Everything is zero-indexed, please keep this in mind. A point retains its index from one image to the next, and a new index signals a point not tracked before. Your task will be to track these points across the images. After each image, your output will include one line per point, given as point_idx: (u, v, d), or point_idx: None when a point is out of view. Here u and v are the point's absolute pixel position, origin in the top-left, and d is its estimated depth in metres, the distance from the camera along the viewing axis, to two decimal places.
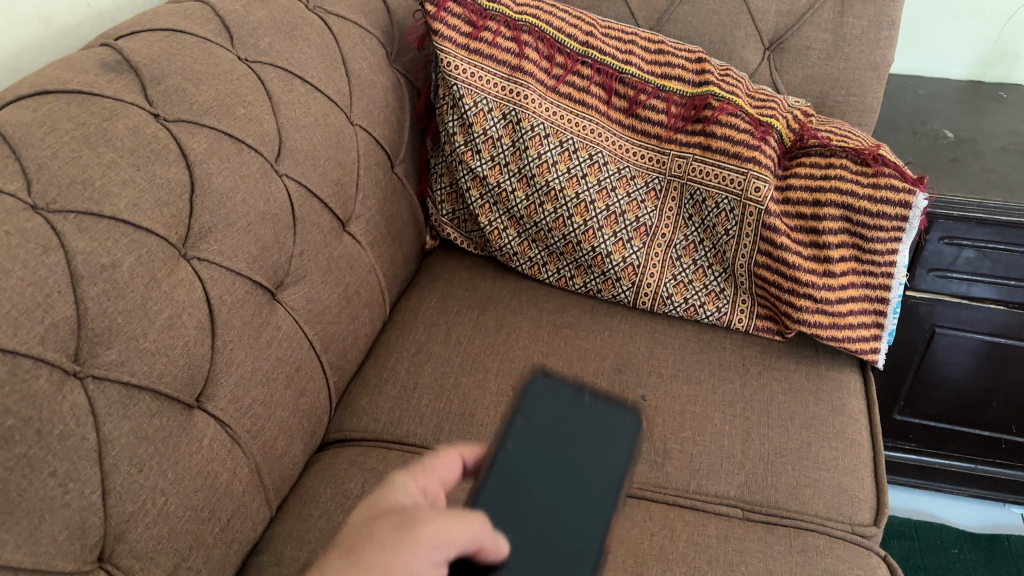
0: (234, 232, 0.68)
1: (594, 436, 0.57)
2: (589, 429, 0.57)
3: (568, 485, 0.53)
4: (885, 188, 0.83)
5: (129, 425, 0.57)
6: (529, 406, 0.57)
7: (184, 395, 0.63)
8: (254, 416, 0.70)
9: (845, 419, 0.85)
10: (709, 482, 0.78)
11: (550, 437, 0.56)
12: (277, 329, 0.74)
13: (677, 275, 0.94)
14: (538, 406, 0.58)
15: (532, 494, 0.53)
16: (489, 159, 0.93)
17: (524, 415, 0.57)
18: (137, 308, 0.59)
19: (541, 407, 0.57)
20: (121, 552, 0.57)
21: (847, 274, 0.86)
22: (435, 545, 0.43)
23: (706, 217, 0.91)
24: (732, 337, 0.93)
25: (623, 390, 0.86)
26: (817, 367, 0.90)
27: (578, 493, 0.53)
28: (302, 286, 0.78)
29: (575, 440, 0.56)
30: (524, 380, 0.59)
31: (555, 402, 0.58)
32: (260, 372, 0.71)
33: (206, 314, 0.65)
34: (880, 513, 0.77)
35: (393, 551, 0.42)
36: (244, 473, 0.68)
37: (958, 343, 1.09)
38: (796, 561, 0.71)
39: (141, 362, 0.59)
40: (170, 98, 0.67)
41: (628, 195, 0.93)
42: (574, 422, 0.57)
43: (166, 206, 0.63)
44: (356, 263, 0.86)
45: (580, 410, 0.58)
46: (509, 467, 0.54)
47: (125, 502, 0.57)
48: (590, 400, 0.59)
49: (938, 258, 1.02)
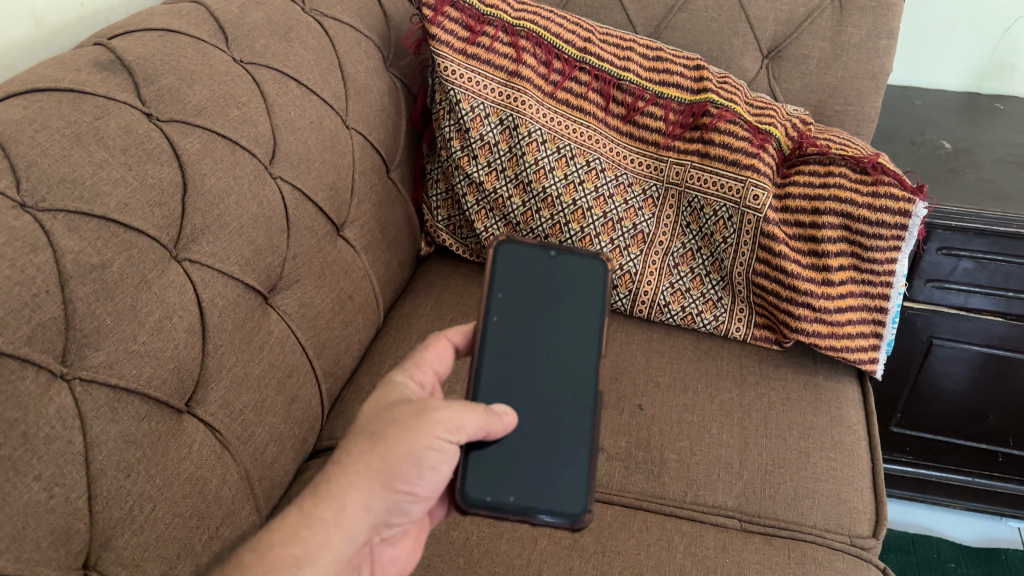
0: (227, 234, 0.67)
1: (560, 289, 0.64)
2: (554, 284, 0.64)
3: (554, 346, 0.61)
4: (884, 197, 0.82)
5: (117, 429, 0.56)
6: (499, 281, 0.63)
7: (174, 399, 0.62)
8: (245, 422, 0.69)
9: (844, 429, 0.84)
10: (706, 492, 0.77)
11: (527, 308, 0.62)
12: (269, 333, 0.73)
13: (674, 283, 0.93)
14: (506, 280, 0.63)
15: (520, 364, 0.60)
16: (485, 165, 0.92)
17: (499, 289, 0.63)
18: (127, 309, 0.58)
19: (512, 278, 0.63)
20: (107, 559, 0.55)
21: (845, 283, 0.86)
22: (444, 427, 0.51)
23: (704, 224, 0.90)
24: (729, 346, 0.92)
25: (619, 399, 0.85)
26: (815, 377, 0.89)
27: (563, 354, 0.61)
28: (295, 291, 0.77)
29: (547, 303, 0.63)
30: (491, 247, 0.64)
31: (519, 265, 0.64)
32: (252, 376, 0.70)
33: (197, 317, 0.64)
34: (879, 525, 0.76)
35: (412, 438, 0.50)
36: (233, 480, 0.67)
37: (956, 354, 1.08)
38: (794, 573, 0.70)
39: (130, 365, 0.58)
40: (163, 97, 0.66)
41: (626, 202, 0.92)
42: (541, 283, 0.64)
43: (157, 206, 0.62)
44: (350, 268, 0.85)
45: (542, 262, 0.65)
46: (500, 341, 0.60)
47: (112, 507, 0.55)
48: (555, 256, 0.65)
49: (936, 269, 1.01)
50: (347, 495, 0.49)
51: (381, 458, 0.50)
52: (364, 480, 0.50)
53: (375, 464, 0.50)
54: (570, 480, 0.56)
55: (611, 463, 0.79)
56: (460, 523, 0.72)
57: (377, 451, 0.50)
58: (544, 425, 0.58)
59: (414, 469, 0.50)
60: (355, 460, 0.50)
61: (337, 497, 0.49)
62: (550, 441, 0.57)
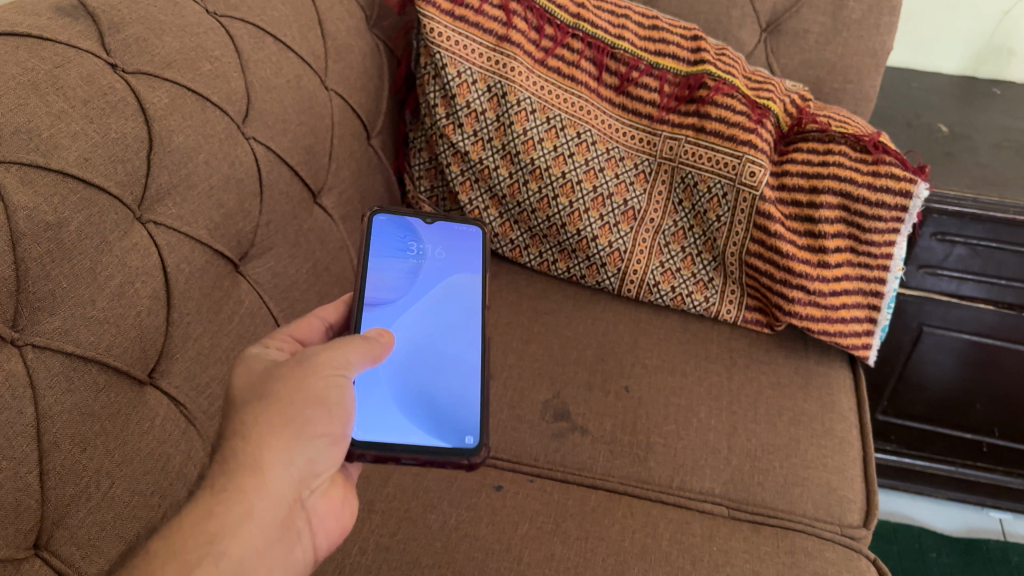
0: (195, 196, 0.63)
1: (438, 257, 0.72)
2: (432, 253, 0.72)
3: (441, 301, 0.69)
4: (885, 176, 0.79)
5: (72, 399, 0.52)
6: (376, 249, 0.69)
7: (136, 369, 0.58)
8: (211, 396, 0.65)
9: (835, 416, 0.81)
10: (693, 478, 0.74)
11: (408, 274, 0.69)
12: (239, 303, 0.69)
13: (664, 262, 0.90)
14: (383, 248, 0.70)
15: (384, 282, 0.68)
16: (471, 134, 0.88)
17: (376, 255, 0.69)
18: (85, 272, 0.54)
19: (387, 244, 0.69)
20: (60, 538, 0.51)
21: (841, 266, 0.83)
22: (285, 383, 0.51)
23: (698, 201, 0.87)
24: (719, 328, 0.90)
25: (605, 380, 0.82)
26: (806, 362, 0.86)
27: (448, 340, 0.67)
28: (266, 259, 0.73)
29: (426, 270, 0.70)
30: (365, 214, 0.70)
31: (394, 232, 0.71)
32: (220, 348, 0.66)
33: (162, 283, 0.60)
34: (869, 514, 0.74)
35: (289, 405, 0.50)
36: (198, 457, 0.63)
37: (945, 342, 1.06)
38: (784, 562, 0.68)
39: (88, 331, 0.54)
40: (130, 48, 0.62)
41: (617, 177, 0.88)
42: (419, 254, 0.71)
43: (120, 162, 0.57)
44: (327, 237, 0.82)
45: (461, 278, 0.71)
46: (381, 300, 0.67)
47: (66, 484, 0.51)
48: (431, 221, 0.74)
49: (930, 254, 0.99)
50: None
51: (255, 479, 0.48)
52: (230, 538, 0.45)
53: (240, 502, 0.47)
54: (467, 412, 0.62)
55: (596, 446, 0.76)
56: (437, 507, 0.69)
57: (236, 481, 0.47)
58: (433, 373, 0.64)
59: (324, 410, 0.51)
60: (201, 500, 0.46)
61: (194, 560, 0.44)
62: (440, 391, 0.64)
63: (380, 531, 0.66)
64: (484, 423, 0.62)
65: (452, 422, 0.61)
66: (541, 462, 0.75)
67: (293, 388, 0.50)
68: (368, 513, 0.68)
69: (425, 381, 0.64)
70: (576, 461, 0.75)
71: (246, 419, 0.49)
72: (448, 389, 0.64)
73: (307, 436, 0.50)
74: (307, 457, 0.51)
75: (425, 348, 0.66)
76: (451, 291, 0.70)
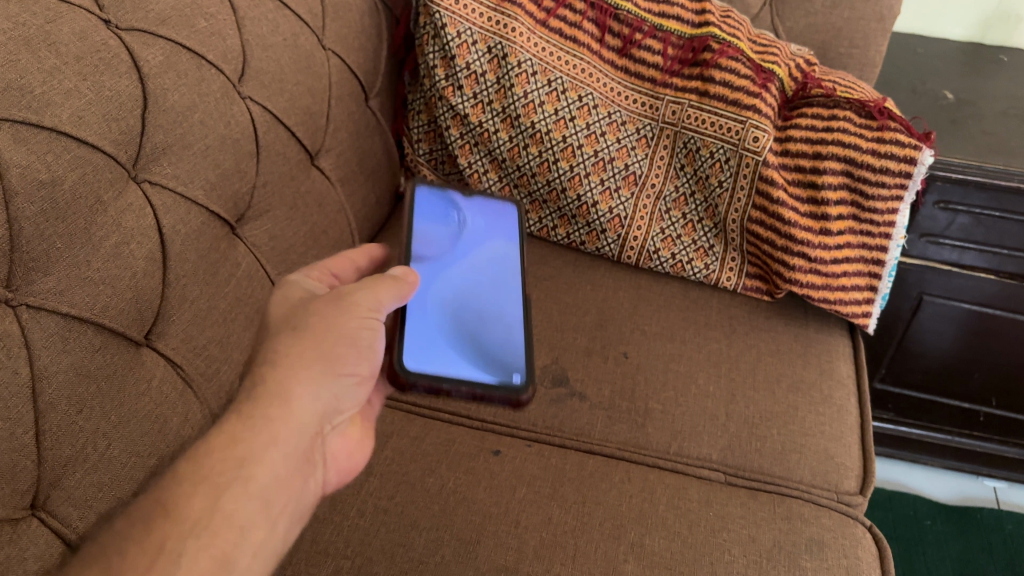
0: (190, 155, 0.63)
1: (478, 225, 0.72)
2: (471, 222, 0.72)
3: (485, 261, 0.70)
4: (890, 143, 0.78)
5: (68, 360, 0.52)
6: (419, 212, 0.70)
7: (132, 330, 0.57)
8: (208, 358, 0.65)
9: (834, 383, 0.81)
10: (691, 444, 0.74)
11: (452, 236, 0.70)
12: (236, 266, 0.68)
13: (665, 229, 0.89)
14: (426, 211, 0.70)
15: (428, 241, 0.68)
16: (471, 96, 0.86)
17: (419, 219, 0.69)
18: (79, 232, 0.53)
19: (430, 210, 0.70)
20: (57, 499, 0.51)
21: (844, 233, 0.82)
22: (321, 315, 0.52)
23: (699, 166, 0.86)
24: (719, 296, 0.89)
25: (604, 346, 0.82)
26: (806, 329, 0.86)
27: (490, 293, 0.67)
28: (264, 221, 0.72)
29: (468, 237, 0.71)
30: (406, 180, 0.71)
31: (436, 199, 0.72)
32: (217, 310, 0.66)
33: (157, 244, 0.59)
34: (866, 481, 0.74)
35: (321, 336, 0.51)
36: (196, 419, 0.63)
37: (945, 311, 1.06)
38: (781, 528, 0.68)
39: (83, 292, 0.53)
40: (123, 4, 0.60)
41: (618, 141, 0.87)
42: (460, 220, 0.72)
43: (115, 121, 0.56)
44: (325, 200, 0.81)
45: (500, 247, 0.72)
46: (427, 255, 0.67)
47: (63, 445, 0.51)
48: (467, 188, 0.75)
49: (932, 223, 0.99)
50: (202, 501, 0.44)
51: (286, 407, 0.49)
52: (261, 465, 0.47)
53: (272, 428, 0.48)
54: (514, 356, 0.62)
55: (594, 412, 0.76)
56: (435, 471, 0.69)
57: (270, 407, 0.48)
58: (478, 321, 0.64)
59: (351, 346, 0.52)
60: (232, 423, 0.47)
61: (223, 483, 0.45)
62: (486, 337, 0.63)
63: (378, 494, 0.66)
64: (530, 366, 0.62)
65: (500, 363, 0.61)
66: (539, 427, 0.75)
67: (326, 317, 0.51)
68: (367, 476, 0.68)
69: (473, 326, 0.64)
70: (574, 427, 0.75)
71: (277, 350, 0.50)
72: (495, 336, 0.64)
73: (333, 367, 0.51)
74: (332, 390, 0.52)
75: (470, 296, 0.66)
76: (492, 255, 0.71)
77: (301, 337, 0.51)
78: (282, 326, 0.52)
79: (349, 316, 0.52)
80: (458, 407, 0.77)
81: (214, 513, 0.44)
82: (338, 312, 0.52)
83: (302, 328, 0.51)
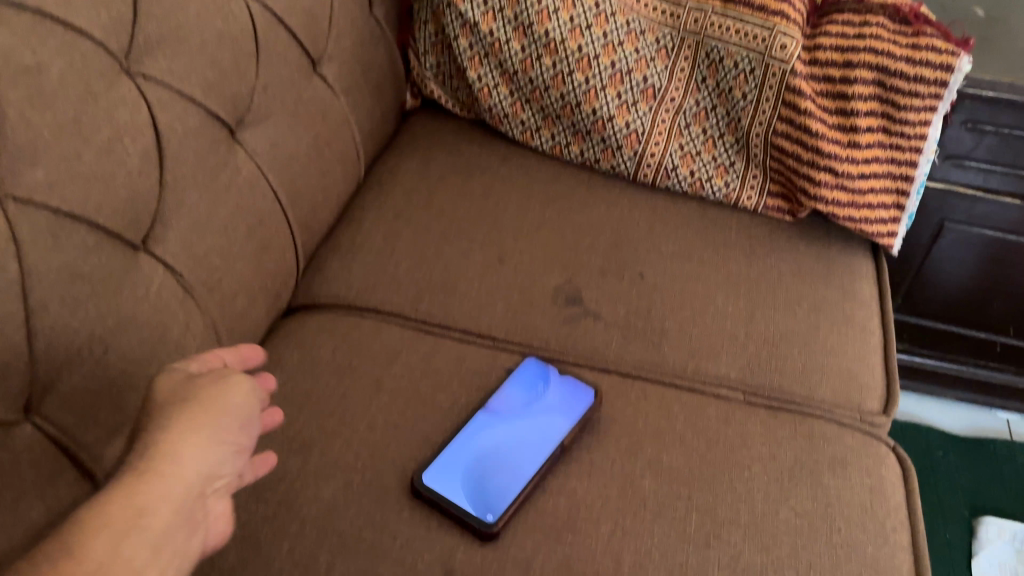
0: (187, 51, 0.59)
1: None
2: None
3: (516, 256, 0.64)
4: (925, 50, 0.75)
5: (60, 259, 0.49)
6: None
7: (128, 233, 0.54)
8: (210, 267, 0.62)
9: (856, 304, 0.78)
10: (708, 363, 0.72)
11: None
12: (237, 173, 0.65)
13: (684, 145, 0.86)
14: None
15: None
16: (482, 3, 0.84)
17: None
18: (69, 123, 0.50)
19: None
20: (52, 404, 0.49)
21: (873, 148, 0.79)
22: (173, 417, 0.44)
23: (722, 78, 0.83)
24: (739, 216, 0.86)
25: (619, 266, 0.79)
26: (828, 250, 0.83)
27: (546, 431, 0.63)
28: (265, 128, 0.69)
29: None
30: None
31: None
32: (217, 218, 0.62)
33: (153, 143, 0.56)
34: (889, 403, 0.72)
35: (191, 425, 0.43)
36: (198, 330, 0.60)
37: (966, 238, 1.03)
38: (802, 447, 0.65)
39: (75, 187, 0.50)
40: None
41: (637, 52, 0.84)
42: None
43: (105, 7, 0.52)
44: (328, 110, 0.77)
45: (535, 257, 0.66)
46: None
47: (57, 348, 0.49)
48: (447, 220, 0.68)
49: (957, 145, 0.95)
50: (95, 550, 0.36)
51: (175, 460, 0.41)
52: (165, 509, 0.40)
53: (168, 475, 0.40)
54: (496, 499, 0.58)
55: (609, 331, 0.74)
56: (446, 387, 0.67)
57: (148, 463, 0.40)
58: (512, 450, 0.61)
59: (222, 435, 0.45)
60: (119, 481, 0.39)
61: (124, 528, 0.37)
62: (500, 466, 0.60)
63: (388, 410, 0.64)
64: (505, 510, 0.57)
65: (484, 498, 0.58)
66: (552, 346, 0.72)
67: (199, 398, 0.45)
68: (376, 392, 0.65)
69: (487, 468, 0.60)
70: (589, 346, 0.72)
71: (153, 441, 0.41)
72: (502, 483, 0.59)
73: (222, 443, 0.44)
74: (217, 458, 0.44)
75: (505, 445, 0.62)
76: None
77: (167, 420, 0.43)
78: (162, 401, 0.45)
79: (206, 411, 0.44)
80: (469, 325, 0.74)
81: (116, 556, 0.36)
82: (184, 420, 0.43)
83: (184, 400, 0.45)
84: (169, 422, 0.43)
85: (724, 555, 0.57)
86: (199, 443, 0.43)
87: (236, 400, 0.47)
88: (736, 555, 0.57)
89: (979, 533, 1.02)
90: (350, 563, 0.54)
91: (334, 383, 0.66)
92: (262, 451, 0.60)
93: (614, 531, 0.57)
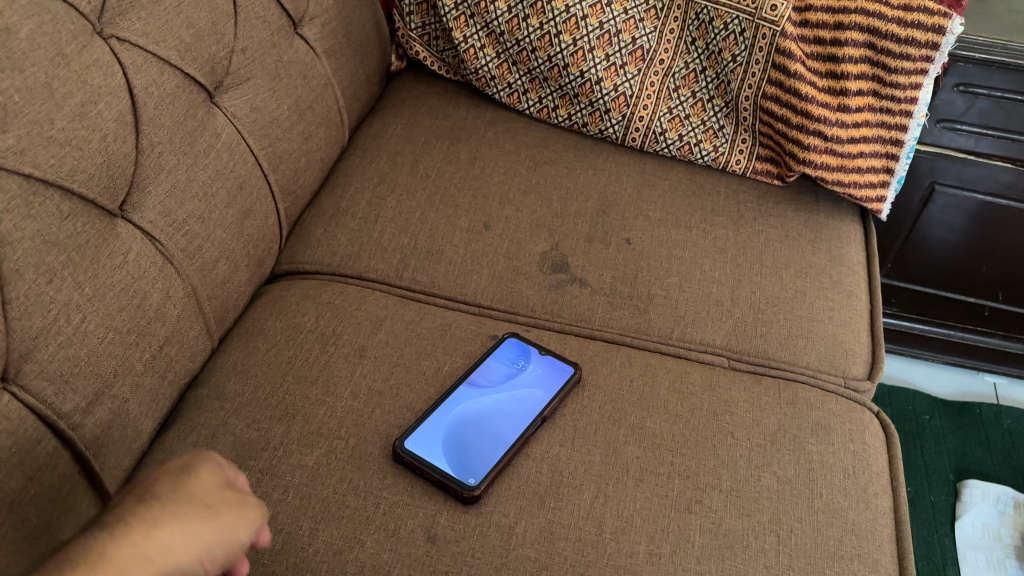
0: (161, 11, 0.58)
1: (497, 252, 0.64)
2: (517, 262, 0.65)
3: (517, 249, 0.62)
4: (917, 11, 0.73)
5: (33, 226, 0.48)
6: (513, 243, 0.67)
7: (104, 199, 0.53)
8: (190, 234, 0.61)
9: (843, 269, 0.78)
10: (693, 329, 0.72)
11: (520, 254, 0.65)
12: (215, 137, 0.64)
13: (673, 108, 0.85)
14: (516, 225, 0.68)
15: None
16: None
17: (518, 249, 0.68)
18: (40, 86, 0.49)
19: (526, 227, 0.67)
20: (29, 373, 0.48)
21: (862, 111, 0.78)
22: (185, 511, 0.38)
23: (712, 40, 0.82)
24: (727, 180, 0.85)
25: (606, 232, 0.78)
26: (817, 216, 0.82)
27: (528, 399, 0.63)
28: (245, 91, 0.68)
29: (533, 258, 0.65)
30: None
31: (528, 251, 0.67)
32: (196, 184, 0.61)
33: (129, 107, 0.55)
34: (874, 368, 0.72)
35: (195, 535, 0.37)
36: (179, 297, 0.60)
37: (956, 202, 1.02)
38: (785, 413, 0.65)
39: (48, 153, 0.49)
40: None
41: (625, 12, 0.83)
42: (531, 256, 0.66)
43: None
44: (309, 72, 0.76)
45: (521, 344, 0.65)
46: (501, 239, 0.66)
47: (33, 316, 0.48)
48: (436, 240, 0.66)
49: (949, 108, 0.94)
50: None
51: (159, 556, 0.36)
52: None
53: (150, 566, 0.35)
54: (479, 463, 0.58)
55: (595, 298, 0.73)
56: (430, 354, 0.66)
57: (143, 544, 0.35)
58: (494, 419, 0.62)
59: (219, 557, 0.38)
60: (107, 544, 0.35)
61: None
62: (484, 434, 0.60)
63: (372, 377, 0.64)
64: (486, 474, 0.57)
65: (467, 462, 0.58)
66: (537, 313, 0.72)
67: (219, 516, 0.39)
68: (360, 359, 0.65)
69: (468, 435, 0.60)
70: (574, 312, 0.72)
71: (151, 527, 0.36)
72: (482, 450, 0.59)
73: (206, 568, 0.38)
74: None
75: (488, 414, 0.62)
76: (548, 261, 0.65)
77: (176, 514, 0.37)
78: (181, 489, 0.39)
79: (217, 528, 0.38)
80: (454, 292, 0.73)
81: None
82: (192, 527, 0.37)
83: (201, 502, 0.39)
84: (183, 521, 0.37)
85: (706, 521, 0.57)
86: (193, 553, 0.37)
87: (245, 540, 0.40)
88: (718, 520, 0.57)
89: (963, 496, 1.03)
90: (333, 530, 0.54)
91: (317, 351, 0.65)
92: (245, 419, 0.60)
93: (597, 497, 0.57)
